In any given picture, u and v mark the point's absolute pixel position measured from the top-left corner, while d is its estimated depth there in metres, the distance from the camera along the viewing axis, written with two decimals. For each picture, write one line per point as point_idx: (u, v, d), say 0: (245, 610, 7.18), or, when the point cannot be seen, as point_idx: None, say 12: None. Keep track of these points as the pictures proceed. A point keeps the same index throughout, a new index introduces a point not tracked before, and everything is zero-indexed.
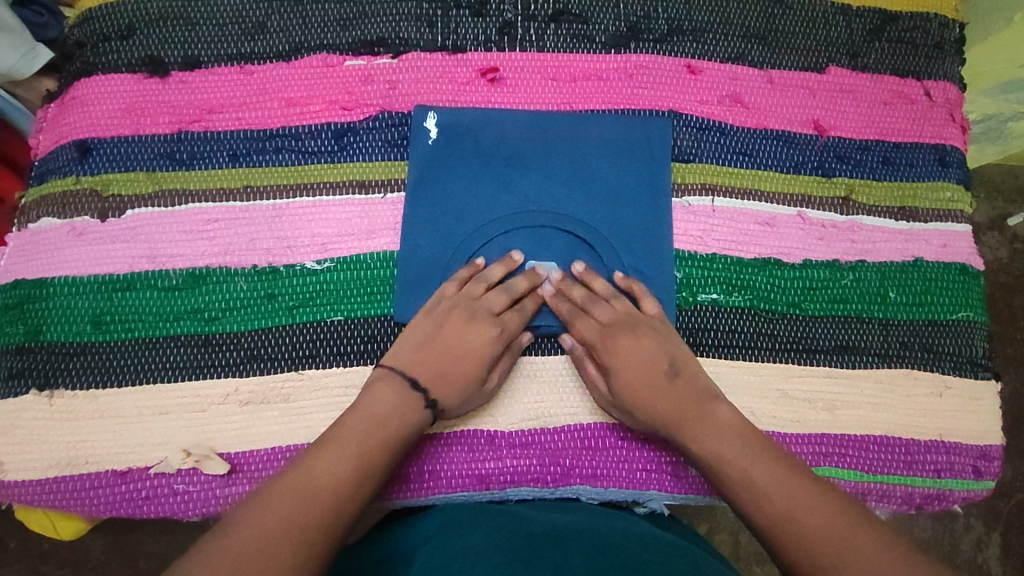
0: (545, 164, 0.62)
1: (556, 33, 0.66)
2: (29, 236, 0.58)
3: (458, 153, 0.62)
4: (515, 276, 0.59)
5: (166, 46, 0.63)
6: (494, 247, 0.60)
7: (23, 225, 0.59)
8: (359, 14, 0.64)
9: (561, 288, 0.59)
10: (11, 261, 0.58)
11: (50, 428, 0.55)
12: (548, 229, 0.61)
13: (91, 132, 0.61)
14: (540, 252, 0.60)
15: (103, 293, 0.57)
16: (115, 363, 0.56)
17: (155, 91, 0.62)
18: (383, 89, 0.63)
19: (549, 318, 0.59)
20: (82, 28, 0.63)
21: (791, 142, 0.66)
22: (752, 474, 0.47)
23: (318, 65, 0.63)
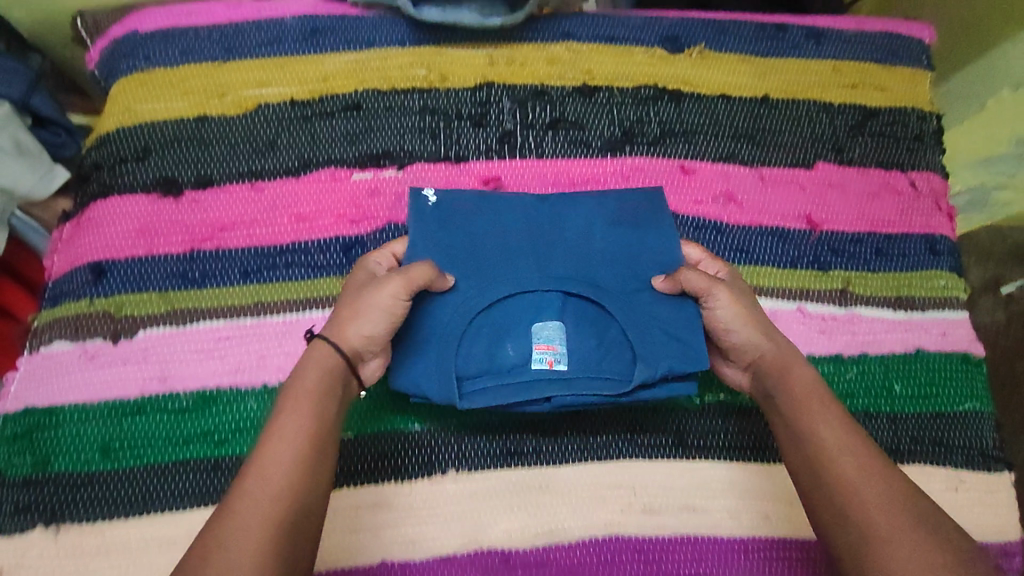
0: (548, 228, 0.61)
1: (554, 140, 0.69)
2: (41, 360, 0.59)
3: (458, 220, 0.60)
4: (521, 343, 0.56)
5: (179, 166, 0.65)
6: (496, 312, 0.57)
7: (34, 350, 0.60)
8: (364, 129, 0.67)
9: (570, 356, 0.56)
10: (21, 389, 0.58)
11: (56, 564, 0.54)
12: (557, 293, 0.58)
13: (106, 254, 0.62)
14: (545, 316, 0.57)
15: (113, 420, 0.57)
16: (125, 491, 0.55)
17: (168, 211, 0.64)
18: (389, 201, 0.65)
19: (557, 387, 0.55)
20: (99, 151, 0.66)
21: (785, 237, 0.68)
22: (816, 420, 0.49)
23: (326, 180, 0.66)
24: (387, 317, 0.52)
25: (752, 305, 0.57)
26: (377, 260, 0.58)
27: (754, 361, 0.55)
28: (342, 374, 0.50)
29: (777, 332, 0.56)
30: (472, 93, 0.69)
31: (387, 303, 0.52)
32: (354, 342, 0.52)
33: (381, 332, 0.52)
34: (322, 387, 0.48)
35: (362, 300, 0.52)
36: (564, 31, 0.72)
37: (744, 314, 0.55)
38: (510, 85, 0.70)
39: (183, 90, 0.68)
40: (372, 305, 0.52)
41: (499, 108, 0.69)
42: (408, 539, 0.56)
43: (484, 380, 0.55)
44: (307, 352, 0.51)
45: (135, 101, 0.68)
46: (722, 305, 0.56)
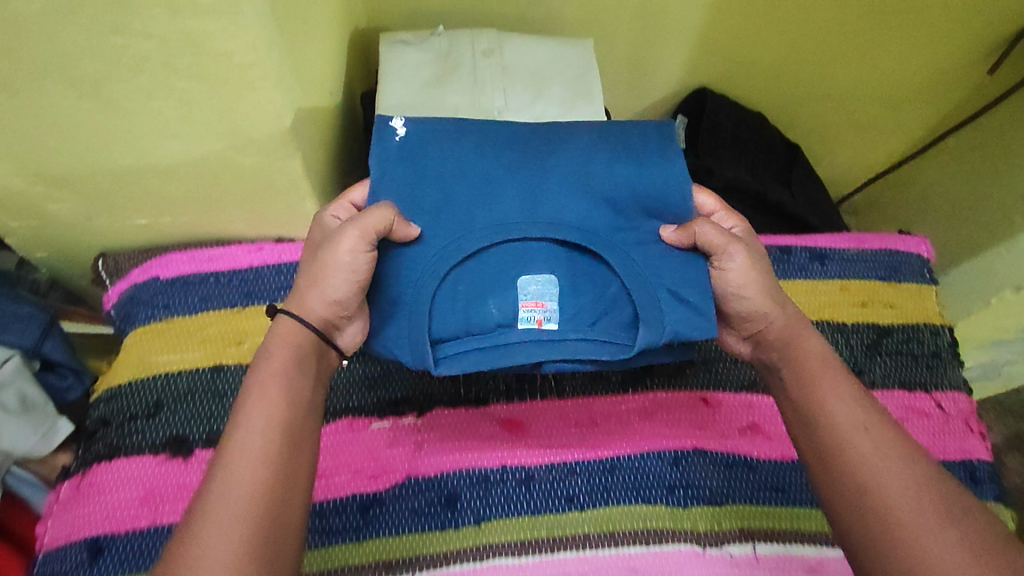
0: (531, 164, 0.55)
1: (574, 377, 0.69)
2: None
3: (431, 170, 0.54)
4: (504, 301, 0.52)
5: (191, 422, 0.64)
6: (475, 267, 0.53)
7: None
8: (383, 373, 0.68)
9: (561, 313, 0.52)
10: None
11: None
12: (548, 245, 0.53)
13: (107, 525, 0.59)
14: (536, 268, 0.53)
15: None
16: None
17: (177, 472, 0.61)
18: (408, 452, 0.64)
19: (547, 351, 0.52)
20: (108, 405, 0.65)
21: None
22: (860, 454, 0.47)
23: (344, 430, 0.65)
24: (348, 275, 0.50)
25: (762, 276, 0.54)
26: (331, 217, 0.55)
27: (759, 332, 0.56)
28: (310, 344, 0.50)
29: (781, 301, 0.55)
30: None
31: (345, 262, 0.50)
32: (318, 311, 0.51)
33: (346, 293, 0.50)
34: (290, 365, 0.48)
35: (314, 265, 0.51)
36: None
37: (752, 278, 0.54)
38: None
39: (201, 337, 0.68)
40: (328, 268, 0.50)
41: None
42: None
43: (466, 344, 0.52)
44: (274, 329, 0.51)
45: (151, 353, 0.67)
46: (731, 272, 0.54)
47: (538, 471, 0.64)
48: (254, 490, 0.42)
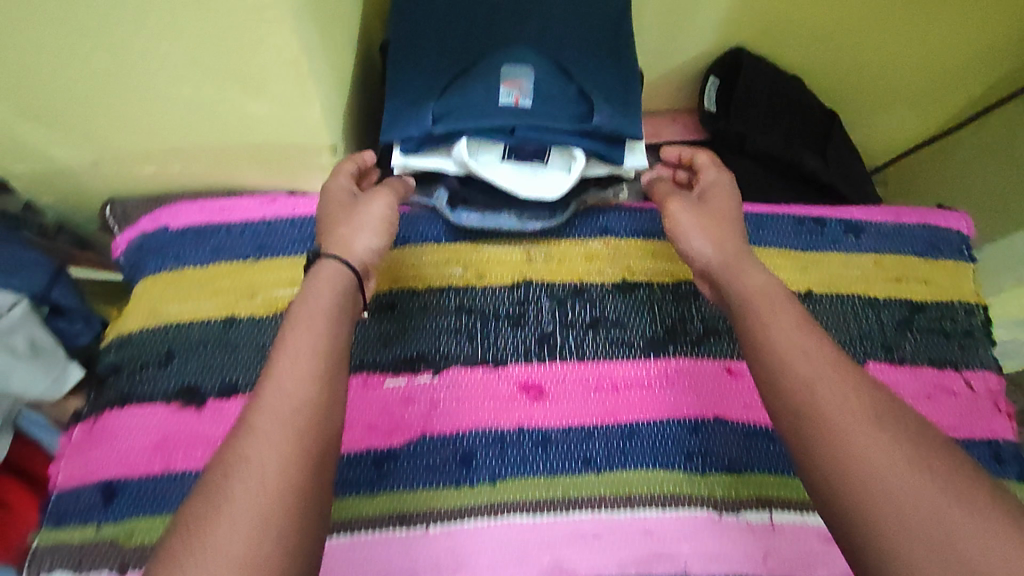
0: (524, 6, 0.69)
1: (595, 340, 0.67)
2: None
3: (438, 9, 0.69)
4: (490, 85, 0.65)
5: (204, 371, 0.62)
6: (472, 70, 0.66)
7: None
8: (399, 330, 0.66)
9: (535, 94, 0.65)
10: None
11: None
12: (532, 52, 0.67)
13: (121, 469, 0.58)
14: (515, 60, 0.66)
15: None
16: None
17: (189, 422, 0.60)
18: (424, 409, 0.63)
19: (526, 115, 0.64)
20: (119, 352, 0.64)
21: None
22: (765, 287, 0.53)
23: (359, 386, 0.63)
24: (376, 233, 0.56)
25: (724, 220, 0.60)
26: (341, 180, 0.61)
27: (705, 266, 0.58)
28: (353, 288, 0.52)
29: (738, 245, 0.58)
30: (509, 292, 0.69)
31: (381, 213, 0.58)
32: (358, 255, 0.55)
33: (378, 246, 0.56)
34: (331, 309, 0.48)
35: (356, 217, 0.56)
36: (602, 225, 0.73)
37: (704, 229, 0.59)
38: (549, 282, 0.69)
39: (212, 289, 0.66)
40: (371, 216, 0.57)
41: (537, 307, 0.68)
42: None
43: (460, 114, 0.64)
44: (317, 271, 0.51)
45: (161, 302, 0.66)
46: (680, 216, 0.61)
47: (556, 432, 0.63)
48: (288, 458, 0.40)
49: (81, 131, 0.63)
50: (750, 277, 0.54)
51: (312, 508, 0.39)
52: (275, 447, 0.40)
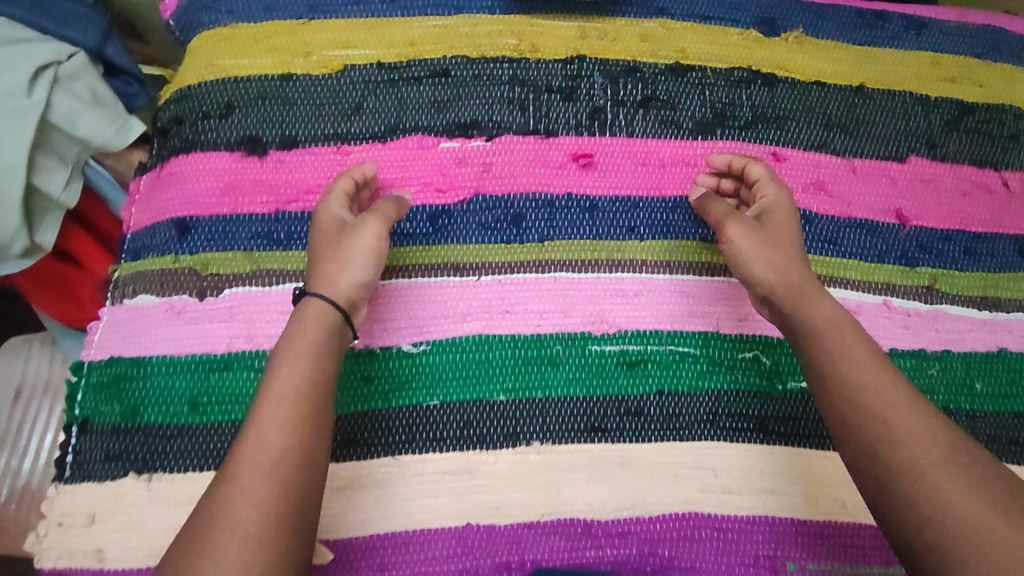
0: None
1: (645, 118, 0.68)
2: (125, 311, 0.59)
3: None
4: None
5: (265, 124, 0.64)
6: None
7: (121, 299, 0.59)
8: (453, 97, 0.67)
9: None
10: (103, 337, 0.58)
11: (146, 512, 0.52)
12: None
13: (191, 209, 0.61)
14: None
15: (200, 374, 0.56)
16: (207, 446, 0.54)
17: (253, 169, 0.63)
18: (477, 171, 0.65)
19: None
20: (180, 104, 0.65)
21: (866, 228, 0.67)
22: (841, 320, 0.53)
23: (414, 147, 0.65)
24: (371, 258, 0.56)
25: (775, 232, 0.59)
26: (335, 200, 0.59)
27: (766, 294, 0.57)
28: (339, 324, 0.52)
29: (779, 252, 0.57)
30: (563, 67, 0.69)
31: (371, 245, 0.56)
32: (347, 292, 0.54)
33: (370, 276, 0.56)
34: (316, 344, 0.50)
35: (349, 248, 0.55)
36: (657, 7, 0.73)
37: (765, 255, 0.57)
38: (602, 60, 0.70)
39: (268, 47, 0.66)
40: (357, 250, 0.55)
41: (591, 82, 0.69)
42: (490, 505, 0.56)
43: None
44: (302, 311, 0.52)
45: (219, 57, 0.66)
46: (738, 240, 0.58)
47: (602, 202, 0.65)
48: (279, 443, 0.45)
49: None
50: (815, 302, 0.55)
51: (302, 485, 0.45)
52: (261, 477, 0.44)
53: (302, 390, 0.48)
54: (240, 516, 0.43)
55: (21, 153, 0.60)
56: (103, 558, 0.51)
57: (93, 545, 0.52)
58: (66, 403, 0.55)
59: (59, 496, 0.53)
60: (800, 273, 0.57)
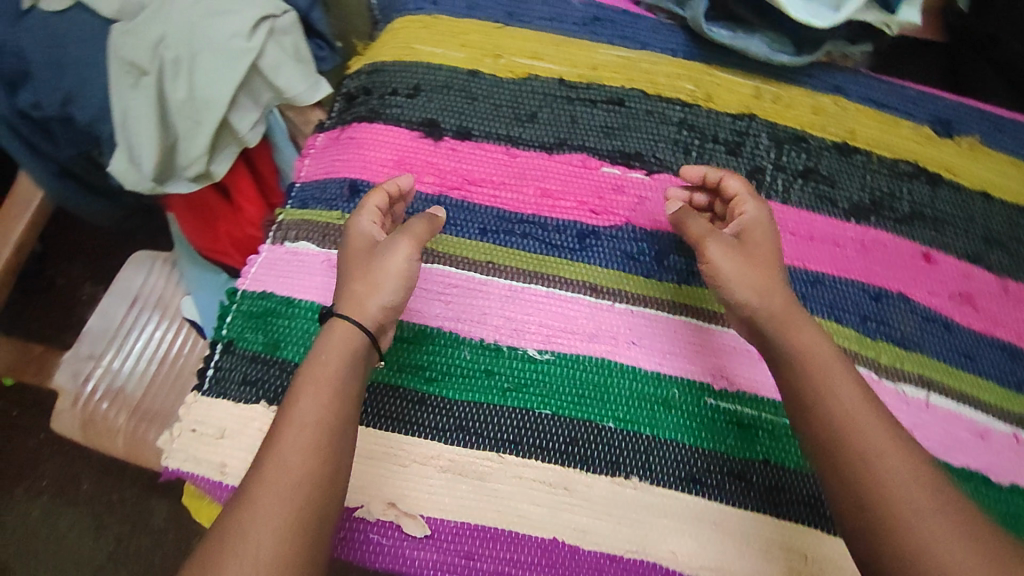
0: None
1: (801, 190, 0.68)
2: (285, 252, 0.63)
3: None
4: None
5: (446, 112, 0.68)
6: None
7: (282, 241, 0.63)
8: (623, 126, 0.69)
9: None
10: (261, 272, 0.62)
11: None
12: None
13: (363, 174, 0.66)
14: None
15: None
16: None
17: (427, 150, 0.67)
18: (631, 202, 0.67)
19: None
20: (371, 77, 0.70)
21: (951, 330, 0.65)
22: (828, 373, 0.51)
23: (577, 165, 0.68)
24: (402, 282, 0.55)
25: (759, 259, 0.57)
26: (366, 225, 0.58)
27: (748, 316, 0.56)
28: (364, 349, 0.53)
29: (749, 274, 0.56)
30: (732, 121, 0.70)
31: (401, 267, 0.55)
32: (373, 314, 0.54)
33: (399, 298, 0.55)
34: (339, 374, 0.51)
35: (377, 269, 0.55)
36: (836, 84, 0.73)
37: (748, 274, 0.56)
38: (773, 123, 0.70)
39: (462, 42, 0.70)
40: (386, 273, 0.55)
41: (756, 141, 0.69)
42: (579, 526, 0.57)
43: None
44: (328, 332, 0.53)
45: (417, 41, 0.70)
46: (719, 263, 0.57)
47: None
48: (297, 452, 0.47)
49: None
50: (800, 326, 0.55)
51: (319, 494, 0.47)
52: (280, 506, 0.45)
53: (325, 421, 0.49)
54: (255, 549, 0.44)
55: (227, 92, 0.67)
56: (224, 473, 0.55)
57: (219, 459, 0.55)
58: (218, 322, 0.60)
59: (196, 403, 0.57)
60: (776, 293, 0.56)
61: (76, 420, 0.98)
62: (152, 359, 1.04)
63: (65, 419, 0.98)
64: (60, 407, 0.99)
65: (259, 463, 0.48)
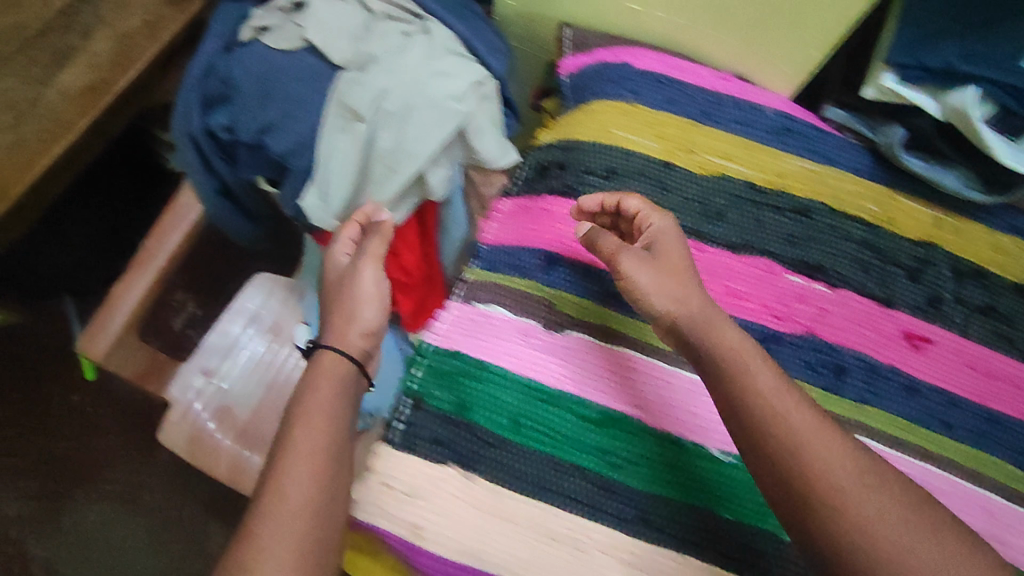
0: None
1: (981, 326, 0.68)
2: (478, 315, 0.67)
3: None
4: None
5: (639, 200, 0.70)
6: None
7: (473, 302, 0.68)
8: (807, 236, 0.70)
9: None
10: (449, 329, 0.67)
11: (459, 504, 0.59)
12: None
13: (557, 247, 0.69)
14: None
15: (528, 398, 0.63)
16: (519, 466, 0.60)
17: (620, 233, 0.68)
18: (812, 313, 0.68)
19: None
20: (565, 153, 0.72)
21: (956, 405, 0.65)
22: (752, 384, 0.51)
23: (762, 268, 0.69)
24: (372, 304, 0.67)
25: (679, 270, 0.59)
26: (338, 254, 0.70)
27: (671, 324, 0.57)
28: (353, 374, 0.62)
29: (692, 291, 0.57)
30: (913, 247, 0.71)
31: (371, 291, 0.67)
32: (354, 342, 0.64)
33: (375, 323, 0.66)
34: (332, 402, 0.58)
35: (352, 301, 0.66)
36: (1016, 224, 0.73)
37: (659, 280, 0.58)
38: (953, 255, 0.71)
39: (657, 133, 0.72)
40: (359, 299, 0.66)
41: (937, 271, 0.70)
42: None
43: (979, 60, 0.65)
44: (314, 362, 0.62)
45: (614, 125, 0.72)
46: (639, 275, 0.59)
47: (927, 388, 0.65)
48: (311, 476, 0.53)
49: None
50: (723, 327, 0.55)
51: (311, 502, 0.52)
52: (293, 526, 0.50)
53: (323, 447, 0.55)
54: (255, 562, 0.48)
55: (433, 148, 0.70)
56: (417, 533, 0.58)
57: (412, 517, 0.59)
58: (409, 375, 0.65)
59: (389, 454, 0.61)
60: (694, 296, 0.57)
61: (185, 434, 1.02)
62: (260, 383, 1.08)
63: (175, 431, 1.01)
64: (169, 419, 1.02)
65: (262, 490, 0.52)
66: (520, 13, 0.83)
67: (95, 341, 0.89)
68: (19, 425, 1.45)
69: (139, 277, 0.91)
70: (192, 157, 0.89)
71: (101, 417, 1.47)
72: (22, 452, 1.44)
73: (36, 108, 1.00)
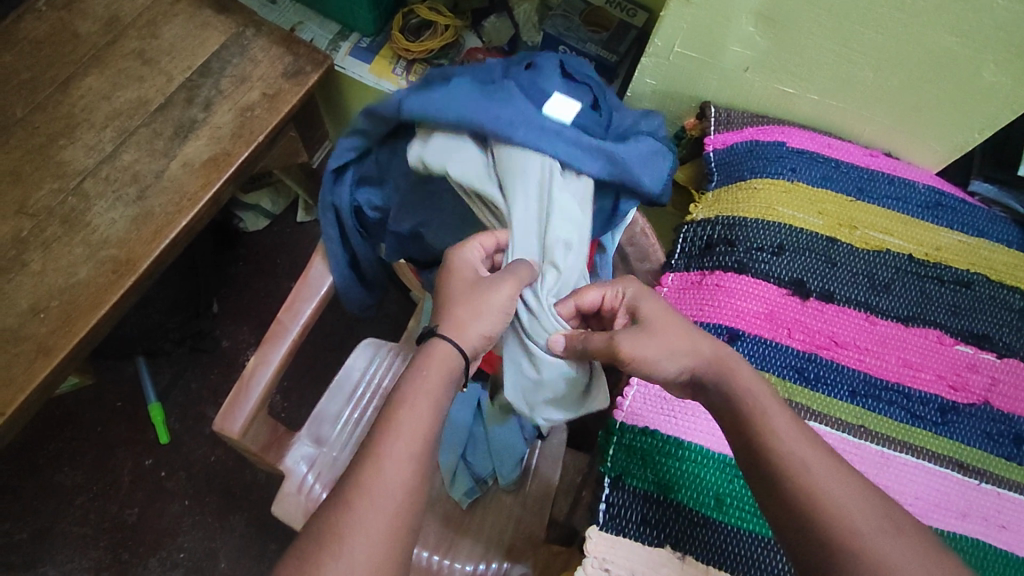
0: None
1: None
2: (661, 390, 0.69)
3: None
4: None
5: (810, 274, 0.72)
6: None
7: None
8: (970, 307, 0.72)
9: None
10: (637, 407, 0.69)
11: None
12: None
13: (739, 323, 0.70)
14: None
15: (726, 476, 0.64)
16: (730, 547, 0.61)
17: (795, 307, 0.71)
18: (985, 382, 0.70)
19: None
20: (732, 229, 0.75)
21: None
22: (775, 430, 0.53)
23: (934, 340, 0.71)
24: (499, 315, 0.63)
25: (667, 327, 0.61)
26: (472, 251, 0.66)
27: (693, 375, 0.60)
28: (457, 370, 0.61)
29: (716, 341, 0.61)
30: None
31: (501, 304, 0.63)
32: (471, 338, 0.62)
33: (497, 331, 0.63)
34: (439, 391, 0.58)
35: (479, 301, 0.62)
36: None
37: (675, 352, 0.59)
38: None
39: (819, 210, 0.75)
40: (489, 307, 0.62)
41: None
42: None
43: None
44: (431, 351, 0.60)
45: (778, 203, 0.75)
46: (639, 352, 0.59)
47: None
48: (410, 454, 0.54)
49: (784, 45, 0.73)
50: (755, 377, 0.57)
51: (408, 482, 0.53)
52: (384, 499, 0.52)
53: (424, 430, 0.56)
54: (346, 525, 0.50)
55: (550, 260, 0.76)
56: None
57: None
58: (603, 457, 0.67)
59: (597, 535, 0.63)
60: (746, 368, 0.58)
61: (300, 506, 0.99)
62: None
63: (290, 504, 0.99)
64: (284, 490, 1.00)
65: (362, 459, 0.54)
66: (657, 94, 0.86)
67: (231, 418, 0.87)
68: (89, 494, 1.41)
69: (274, 351, 0.90)
70: (332, 227, 0.94)
71: (172, 483, 1.43)
72: (91, 523, 1.39)
73: (161, 181, 1.03)
